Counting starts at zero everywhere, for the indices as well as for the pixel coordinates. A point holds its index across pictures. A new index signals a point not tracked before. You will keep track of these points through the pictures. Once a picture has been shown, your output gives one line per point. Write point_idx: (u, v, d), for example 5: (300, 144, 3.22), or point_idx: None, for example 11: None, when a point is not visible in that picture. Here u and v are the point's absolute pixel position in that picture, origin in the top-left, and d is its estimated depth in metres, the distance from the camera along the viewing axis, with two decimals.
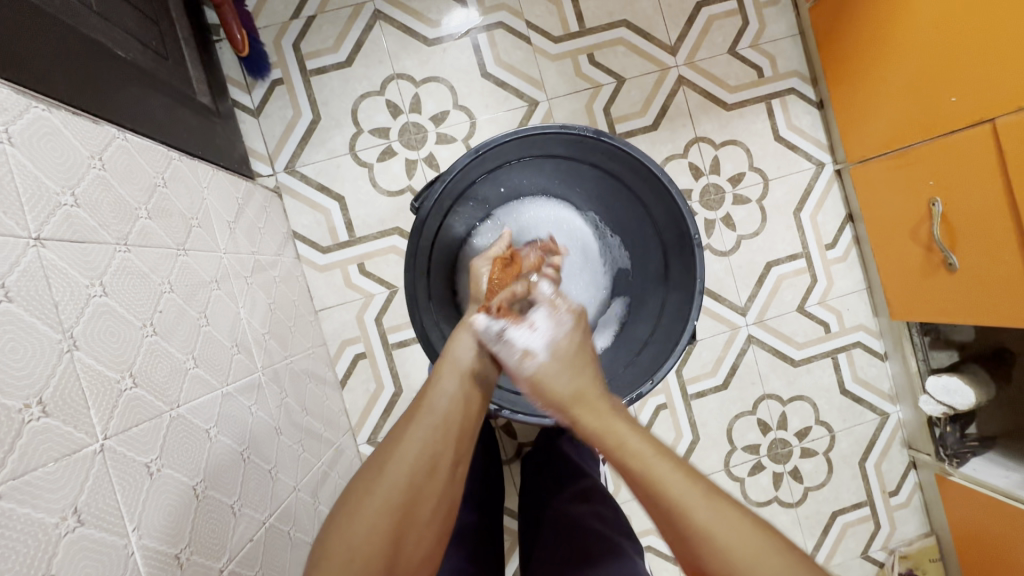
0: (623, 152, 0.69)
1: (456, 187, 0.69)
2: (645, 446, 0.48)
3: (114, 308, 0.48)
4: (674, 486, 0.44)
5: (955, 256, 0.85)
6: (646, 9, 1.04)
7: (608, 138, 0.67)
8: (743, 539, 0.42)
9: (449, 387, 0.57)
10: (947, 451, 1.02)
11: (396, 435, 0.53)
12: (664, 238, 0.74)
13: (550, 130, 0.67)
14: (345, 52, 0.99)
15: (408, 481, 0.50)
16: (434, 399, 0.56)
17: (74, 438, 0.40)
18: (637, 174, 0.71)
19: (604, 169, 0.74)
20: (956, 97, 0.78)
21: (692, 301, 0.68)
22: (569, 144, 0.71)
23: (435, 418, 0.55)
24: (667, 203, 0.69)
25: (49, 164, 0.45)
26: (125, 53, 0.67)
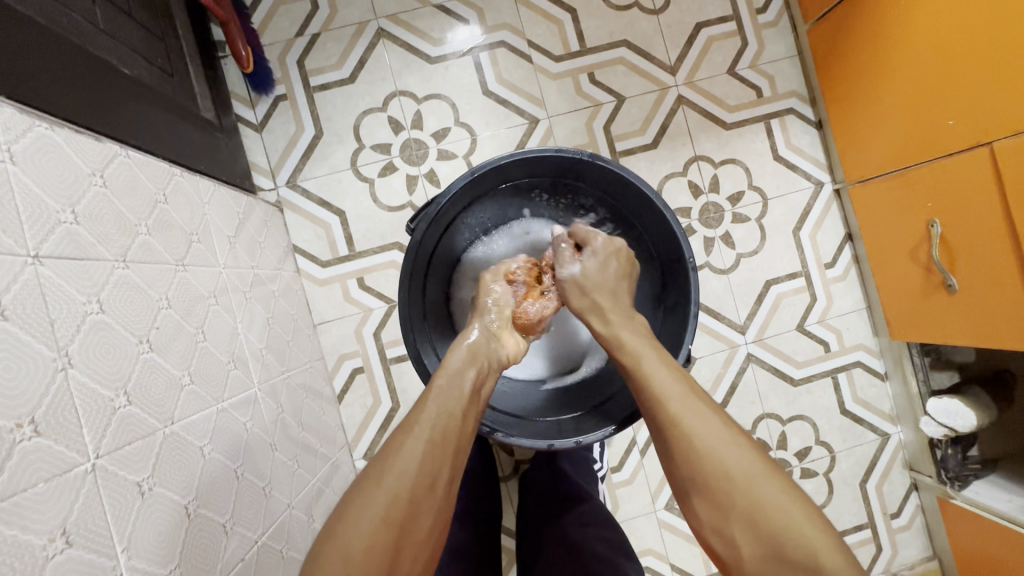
0: (618, 176, 0.69)
1: (451, 209, 0.70)
2: (684, 399, 0.53)
3: (110, 325, 0.48)
4: (704, 439, 0.49)
5: (955, 278, 0.84)
6: (646, 29, 1.05)
7: (603, 162, 0.68)
8: (722, 456, 0.48)
9: (447, 394, 0.54)
10: (948, 473, 1.01)
11: (392, 445, 0.48)
12: (660, 260, 0.74)
13: (545, 153, 0.68)
14: (348, 69, 1.01)
15: (407, 494, 0.46)
16: (432, 410, 0.52)
17: (65, 457, 0.40)
18: (632, 198, 0.71)
19: (600, 191, 0.74)
20: (953, 120, 0.79)
21: (688, 324, 0.68)
22: (565, 167, 0.72)
23: (434, 429, 0.50)
24: (662, 228, 0.70)
25: (49, 181, 0.46)
26: (130, 70, 0.68)
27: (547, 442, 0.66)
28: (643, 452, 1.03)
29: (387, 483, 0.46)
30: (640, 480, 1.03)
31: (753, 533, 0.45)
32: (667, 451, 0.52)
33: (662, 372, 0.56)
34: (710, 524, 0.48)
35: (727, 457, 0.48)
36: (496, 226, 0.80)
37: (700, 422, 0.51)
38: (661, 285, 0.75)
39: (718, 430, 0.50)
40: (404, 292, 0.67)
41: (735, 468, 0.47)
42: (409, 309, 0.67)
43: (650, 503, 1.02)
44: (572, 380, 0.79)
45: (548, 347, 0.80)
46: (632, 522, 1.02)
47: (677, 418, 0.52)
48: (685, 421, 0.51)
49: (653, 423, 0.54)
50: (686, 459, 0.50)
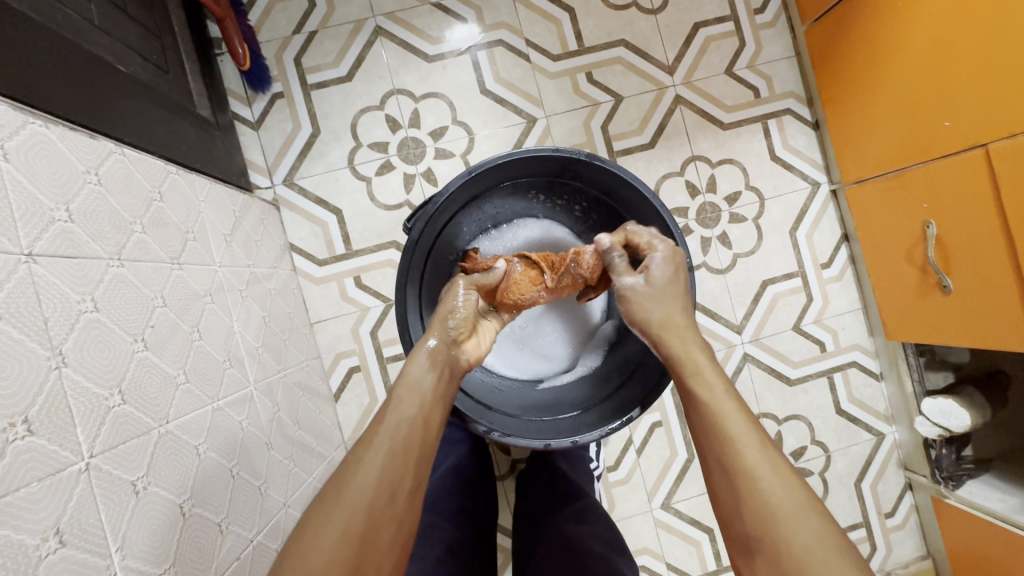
0: (615, 176, 0.69)
1: (449, 208, 0.70)
2: (757, 449, 0.46)
3: (105, 323, 0.48)
4: (775, 499, 0.44)
5: (949, 279, 0.85)
6: (645, 29, 1.05)
7: (600, 162, 0.68)
8: (798, 526, 0.43)
9: (409, 402, 0.53)
10: (942, 473, 1.01)
11: (350, 461, 0.48)
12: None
13: (542, 153, 0.68)
14: (345, 67, 1.00)
15: (367, 505, 0.46)
16: (391, 423, 0.51)
17: (59, 457, 0.40)
18: (629, 198, 0.71)
19: (597, 191, 0.74)
20: (949, 122, 0.79)
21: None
22: (562, 166, 0.72)
23: (393, 440, 0.50)
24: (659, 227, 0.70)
25: (43, 178, 0.45)
26: (126, 67, 0.67)
27: (544, 442, 0.66)
28: (640, 451, 1.03)
29: (346, 497, 0.46)
30: (637, 479, 1.03)
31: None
32: (729, 504, 0.46)
33: (731, 409, 0.49)
34: None
35: (801, 527, 0.42)
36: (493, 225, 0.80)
37: (772, 478, 0.45)
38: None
39: (795, 497, 0.44)
40: (401, 291, 0.67)
41: (810, 543, 0.42)
42: (406, 308, 0.67)
43: (647, 502, 1.03)
44: (568, 379, 0.80)
45: (544, 345, 0.81)
46: (628, 521, 1.02)
47: (749, 471, 0.45)
48: (758, 475, 0.45)
49: (713, 467, 0.48)
50: (755, 520, 0.44)
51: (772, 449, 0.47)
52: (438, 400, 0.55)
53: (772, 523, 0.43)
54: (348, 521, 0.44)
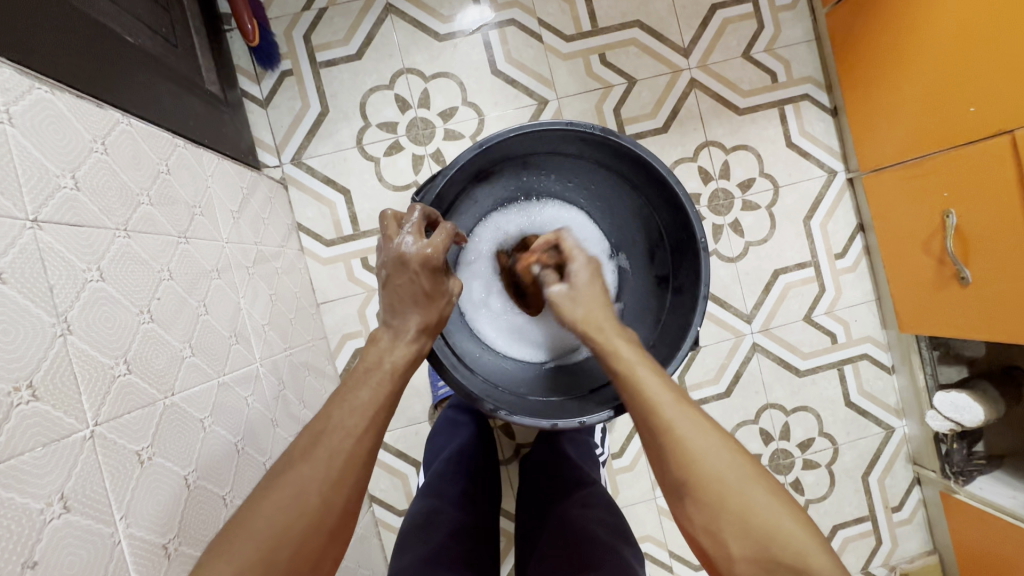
0: (628, 153, 0.68)
1: (461, 181, 0.68)
2: (673, 403, 0.47)
3: (111, 294, 0.47)
4: (695, 442, 0.44)
5: (968, 270, 0.83)
6: (660, 10, 1.02)
7: (615, 138, 0.66)
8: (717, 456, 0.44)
9: (371, 386, 0.46)
10: (953, 468, 0.99)
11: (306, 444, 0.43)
12: (667, 238, 0.73)
13: (556, 128, 0.66)
14: (355, 45, 0.99)
15: (319, 491, 0.41)
16: (348, 405, 0.45)
17: (63, 423, 0.40)
18: (644, 175, 0.69)
19: (608, 169, 0.73)
20: (974, 107, 0.77)
21: (695, 308, 0.67)
22: (576, 142, 0.70)
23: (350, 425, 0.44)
24: (674, 205, 0.68)
25: (48, 146, 0.45)
26: (134, 39, 0.66)
27: (551, 422, 0.65)
28: None
29: (288, 485, 0.41)
30: (641, 466, 1.03)
31: (747, 543, 0.41)
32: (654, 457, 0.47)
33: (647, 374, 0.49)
34: (699, 527, 0.43)
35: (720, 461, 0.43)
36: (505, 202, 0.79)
37: (689, 421, 0.45)
38: (669, 266, 0.73)
39: (708, 432, 0.45)
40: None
41: (725, 474, 0.43)
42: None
43: (650, 489, 1.02)
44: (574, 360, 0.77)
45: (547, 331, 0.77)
46: (632, 508, 1.02)
47: (666, 424, 0.46)
48: (676, 425, 0.45)
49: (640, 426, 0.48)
50: (677, 465, 0.44)
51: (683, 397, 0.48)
52: (402, 377, 0.50)
53: (691, 467, 0.44)
54: (295, 510, 0.40)
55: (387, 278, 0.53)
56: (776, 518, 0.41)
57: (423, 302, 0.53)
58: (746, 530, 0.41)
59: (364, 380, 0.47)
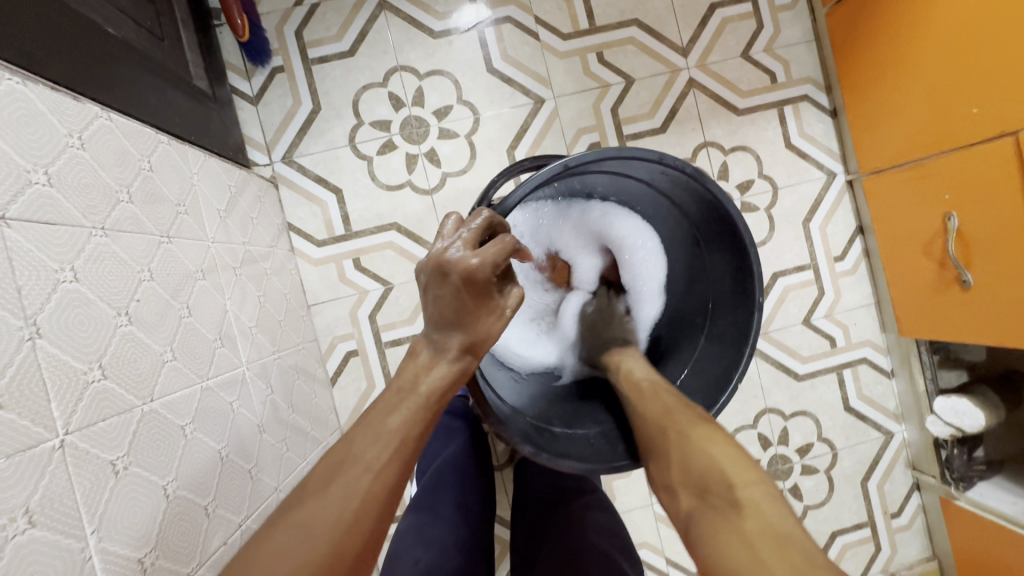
0: (712, 201, 0.61)
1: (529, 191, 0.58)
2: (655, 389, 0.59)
3: (85, 295, 0.45)
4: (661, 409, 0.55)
5: (970, 274, 0.82)
6: (658, 8, 1.01)
7: (708, 183, 0.59)
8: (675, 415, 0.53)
9: (399, 416, 0.45)
10: (953, 474, 0.98)
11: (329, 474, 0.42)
12: (716, 288, 0.68)
13: (649, 158, 0.57)
14: (348, 41, 0.97)
15: (332, 530, 0.40)
16: (373, 435, 0.44)
17: (31, 433, 0.37)
18: (717, 224, 0.63)
19: (677, 203, 0.66)
20: (977, 108, 0.76)
21: (740, 363, 0.62)
22: (660, 172, 0.62)
23: (376, 457, 0.43)
24: (740, 263, 0.62)
25: (20, 139, 0.43)
26: (117, 31, 0.64)
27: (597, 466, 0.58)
28: None
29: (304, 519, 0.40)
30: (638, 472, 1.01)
31: (677, 469, 0.48)
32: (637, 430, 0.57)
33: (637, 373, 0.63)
34: (662, 478, 0.50)
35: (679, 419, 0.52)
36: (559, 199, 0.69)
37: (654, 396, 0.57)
38: (711, 314, 0.69)
39: (663, 394, 0.57)
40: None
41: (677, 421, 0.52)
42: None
43: (647, 495, 1.01)
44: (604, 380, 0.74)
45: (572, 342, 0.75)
46: (629, 515, 1.01)
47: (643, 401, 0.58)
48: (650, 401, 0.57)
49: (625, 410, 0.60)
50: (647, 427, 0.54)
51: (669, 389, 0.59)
52: (432, 402, 0.48)
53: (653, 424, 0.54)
54: (309, 549, 0.39)
55: (428, 287, 0.51)
56: (704, 447, 0.48)
57: (464, 321, 0.50)
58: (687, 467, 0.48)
59: (393, 409, 0.46)
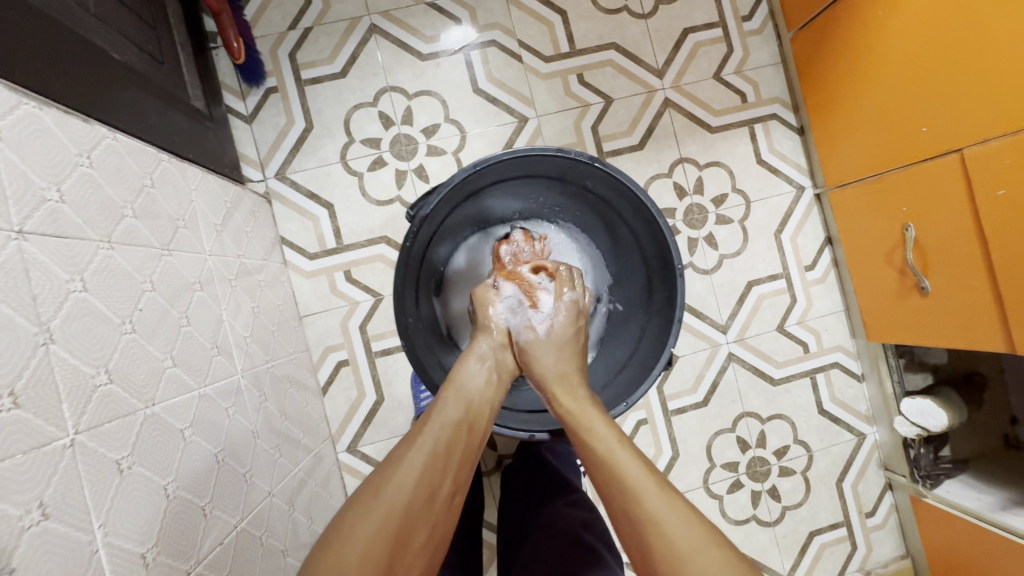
0: (618, 183, 0.70)
1: (453, 200, 0.70)
2: (655, 491, 0.50)
3: (94, 304, 0.48)
4: (680, 538, 0.46)
5: (927, 281, 0.87)
6: (635, 33, 1.07)
7: (601, 164, 0.68)
8: (700, 551, 0.45)
9: (451, 408, 0.58)
10: (920, 472, 1.03)
11: (399, 456, 0.54)
12: (649, 266, 0.74)
13: (545, 153, 0.68)
14: (340, 63, 1.01)
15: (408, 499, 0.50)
16: (435, 425, 0.57)
17: (44, 431, 0.40)
18: (626, 202, 0.71)
19: (598, 197, 0.75)
20: (927, 127, 0.82)
21: (670, 329, 0.69)
22: (563, 168, 0.72)
23: (436, 443, 0.55)
24: (654, 230, 0.70)
25: (36, 160, 0.46)
26: (121, 56, 0.68)
27: (529, 433, 0.68)
28: None
29: (388, 492, 0.50)
30: None
31: None
32: (641, 550, 0.48)
33: (621, 453, 0.53)
34: None
35: (707, 562, 0.44)
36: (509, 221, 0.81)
37: (667, 508, 0.48)
38: (647, 288, 0.76)
39: (684, 513, 0.48)
40: (401, 315, 0.67)
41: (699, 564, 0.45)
42: (405, 319, 0.68)
43: None
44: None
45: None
46: None
47: (651, 517, 0.48)
48: (659, 518, 0.48)
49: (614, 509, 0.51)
50: (665, 561, 0.46)
51: (668, 486, 0.51)
52: (477, 411, 0.61)
53: (680, 563, 0.45)
54: (390, 510, 0.49)
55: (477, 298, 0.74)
56: None
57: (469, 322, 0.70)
58: None
59: (442, 406, 0.59)
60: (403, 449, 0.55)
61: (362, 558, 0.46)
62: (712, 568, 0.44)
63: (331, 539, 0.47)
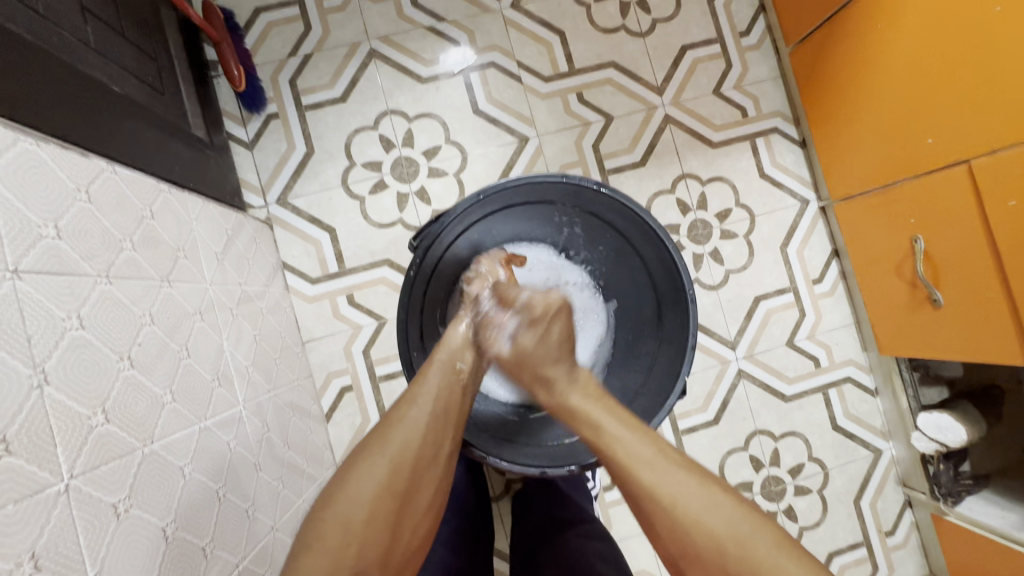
0: (623, 208, 0.71)
1: (459, 228, 0.72)
2: (648, 462, 0.52)
3: (90, 341, 0.47)
4: (679, 497, 0.50)
5: (940, 293, 0.85)
6: (633, 51, 1.07)
7: (607, 190, 0.69)
8: (705, 509, 0.49)
9: (438, 374, 0.59)
10: (941, 490, 1.00)
11: (396, 416, 0.55)
12: (657, 290, 0.74)
13: (550, 179, 0.69)
14: (340, 88, 1.02)
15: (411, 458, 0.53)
16: (431, 387, 0.58)
17: (38, 478, 0.39)
18: (633, 227, 0.72)
19: (604, 221, 0.75)
20: (932, 139, 0.81)
21: (685, 356, 0.69)
22: (567, 194, 0.73)
23: (433, 405, 0.57)
24: (661, 255, 0.70)
25: (32, 197, 0.45)
26: (120, 88, 0.68)
27: (540, 469, 0.68)
28: None
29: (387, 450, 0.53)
30: None
31: (711, 573, 0.49)
32: (647, 519, 0.52)
33: (618, 430, 0.55)
34: None
35: (718, 519, 0.49)
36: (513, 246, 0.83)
37: (678, 487, 0.51)
38: (656, 314, 0.74)
39: (680, 467, 0.52)
40: (405, 342, 0.68)
41: (722, 533, 0.48)
42: (410, 346, 0.68)
43: None
44: None
45: None
46: (627, 542, 1.00)
47: (650, 488, 0.51)
48: (659, 487, 0.51)
49: (626, 495, 0.54)
50: (670, 527, 0.50)
51: (664, 450, 0.54)
52: (471, 372, 0.63)
53: (683, 518, 0.49)
54: (392, 470, 0.52)
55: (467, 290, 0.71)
56: (750, 544, 0.48)
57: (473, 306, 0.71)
58: (754, 572, 0.47)
59: (429, 371, 0.60)
60: (401, 409, 0.56)
61: (366, 514, 0.49)
62: (723, 519, 0.49)
63: (336, 495, 0.49)
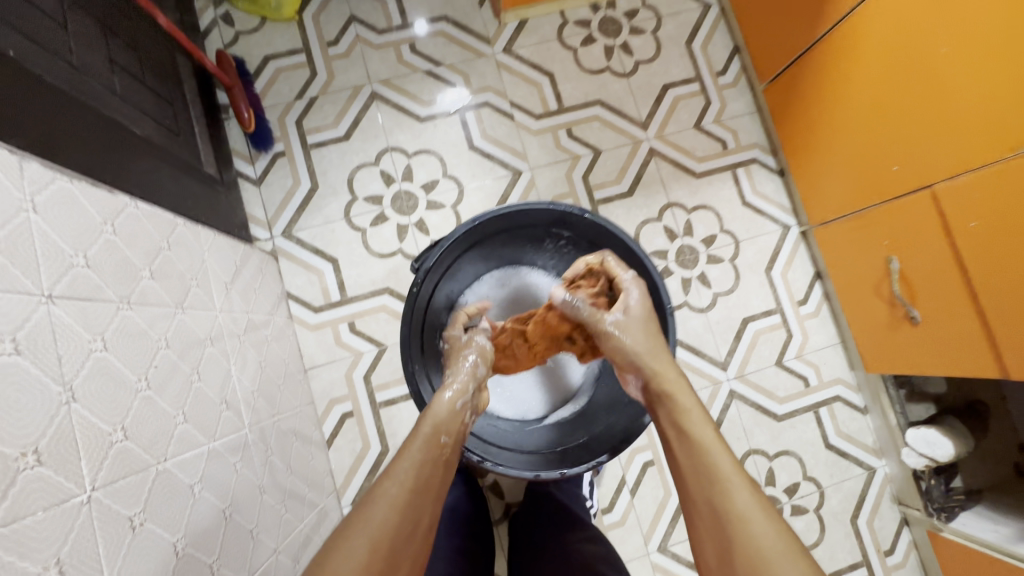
0: (608, 232, 0.74)
1: (454, 252, 0.74)
2: (741, 489, 0.52)
3: (112, 362, 0.50)
4: (760, 535, 0.49)
5: (916, 310, 0.89)
6: (618, 90, 1.15)
7: (591, 216, 0.73)
8: (781, 557, 0.47)
9: (416, 450, 0.58)
10: (934, 505, 1.02)
11: (374, 494, 0.53)
12: None
13: (540, 206, 0.72)
14: (343, 128, 1.08)
15: (389, 537, 0.51)
16: (412, 462, 0.57)
17: (63, 488, 0.41)
18: (616, 248, 0.76)
19: (589, 243, 0.79)
20: (898, 165, 0.87)
21: None
22: (555, 218, 0.76)
23: (413, 481, 0.55)
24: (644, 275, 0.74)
25: (65, 230, 0.49)
26: (141, 130, 0.73)
27: (534, 472, 0.69)
28: (634, 492, 1.02)
29: (362, 530, 0.50)
30: (632, 520, 1.02)
31: None
32: (721, 546, 0.51)
33: (715, 445, 0.56)
34: None
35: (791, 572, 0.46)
36: (502, 267, 0.86)
37: (761, 521, 0.49)
38: None
39: (771, 515, 0.50)
40: (408, 363, 0.70)
41: None
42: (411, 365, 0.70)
43: (643, 544, 1.01)
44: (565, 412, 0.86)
45: (527, 392, 0.87)
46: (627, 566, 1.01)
47: (738, 513, 0.50)
48: (745, 517, 0.50)
49: (706, 514, 0.53)
50: (745, 561, 0.48)
51: (760, 494, 0.52)
52: (453, 439, 0.62)
53: (757, 550, 0.48)
54: (370, 550, 0.49)
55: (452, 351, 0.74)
56: None
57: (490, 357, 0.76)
58: None
59: (408, 447, 0.58)
60: (382, 486, 0.54)
61: None
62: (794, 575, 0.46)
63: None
